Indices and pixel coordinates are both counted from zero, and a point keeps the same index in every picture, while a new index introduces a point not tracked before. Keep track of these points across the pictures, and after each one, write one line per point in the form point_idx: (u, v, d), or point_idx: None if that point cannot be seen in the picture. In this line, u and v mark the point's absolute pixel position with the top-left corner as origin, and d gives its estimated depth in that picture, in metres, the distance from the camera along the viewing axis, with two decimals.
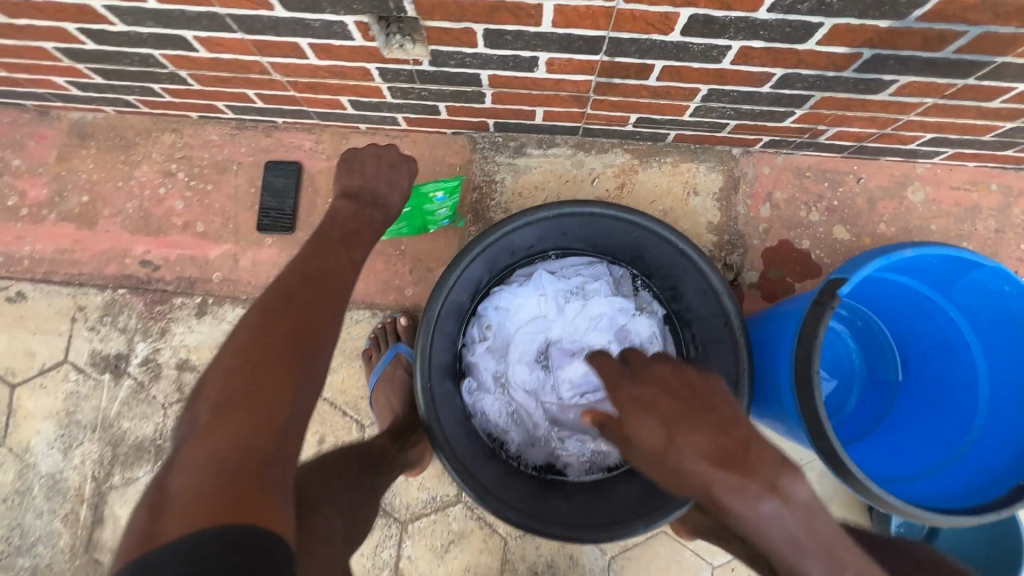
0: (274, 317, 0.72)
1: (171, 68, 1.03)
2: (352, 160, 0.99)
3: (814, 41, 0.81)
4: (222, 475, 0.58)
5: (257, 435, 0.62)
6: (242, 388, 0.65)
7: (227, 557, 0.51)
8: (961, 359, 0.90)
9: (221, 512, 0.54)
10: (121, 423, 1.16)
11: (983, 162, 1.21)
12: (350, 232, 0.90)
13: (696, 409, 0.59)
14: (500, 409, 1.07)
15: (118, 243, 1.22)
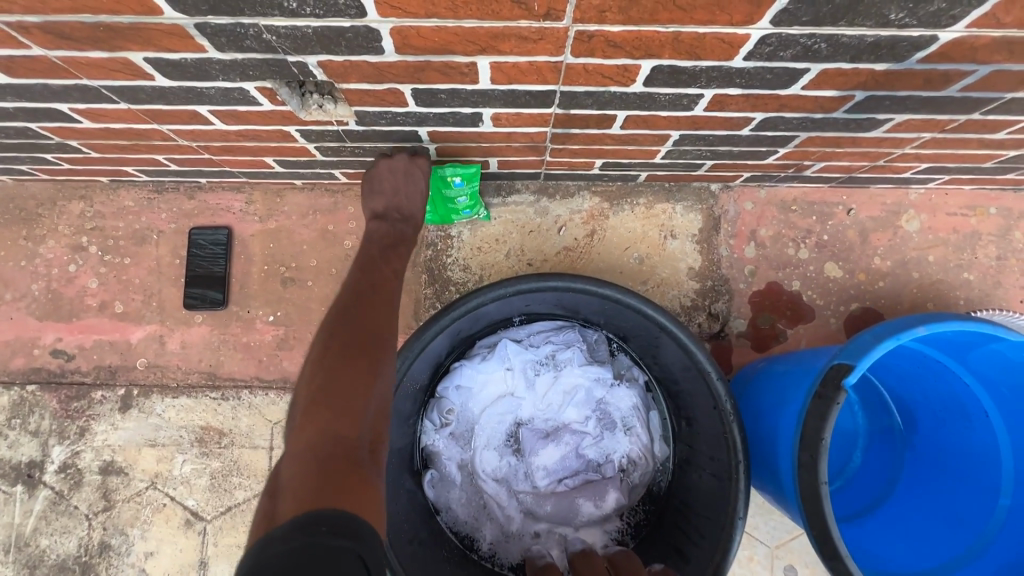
0: (345, 321, 0.77)
1: (57, 139, 0.88)
2: (371, 180, 0.92)
3: (798, 86, 0.69)
4: (322, 457, 0.61)
5: (346, 423, 0.65)
6: (325, 381, 0.69)
7: (338, 531, 0.52)
8: (979, 428, 0.80)
9: (327, 493, 0.57)
10: (38, 540, 1.01)
11: (981, 185, 1.11)
12: (387, 247, 0.90)
13: None
14: (469, 503, 0.94)
15: (24, 332, 1.07)
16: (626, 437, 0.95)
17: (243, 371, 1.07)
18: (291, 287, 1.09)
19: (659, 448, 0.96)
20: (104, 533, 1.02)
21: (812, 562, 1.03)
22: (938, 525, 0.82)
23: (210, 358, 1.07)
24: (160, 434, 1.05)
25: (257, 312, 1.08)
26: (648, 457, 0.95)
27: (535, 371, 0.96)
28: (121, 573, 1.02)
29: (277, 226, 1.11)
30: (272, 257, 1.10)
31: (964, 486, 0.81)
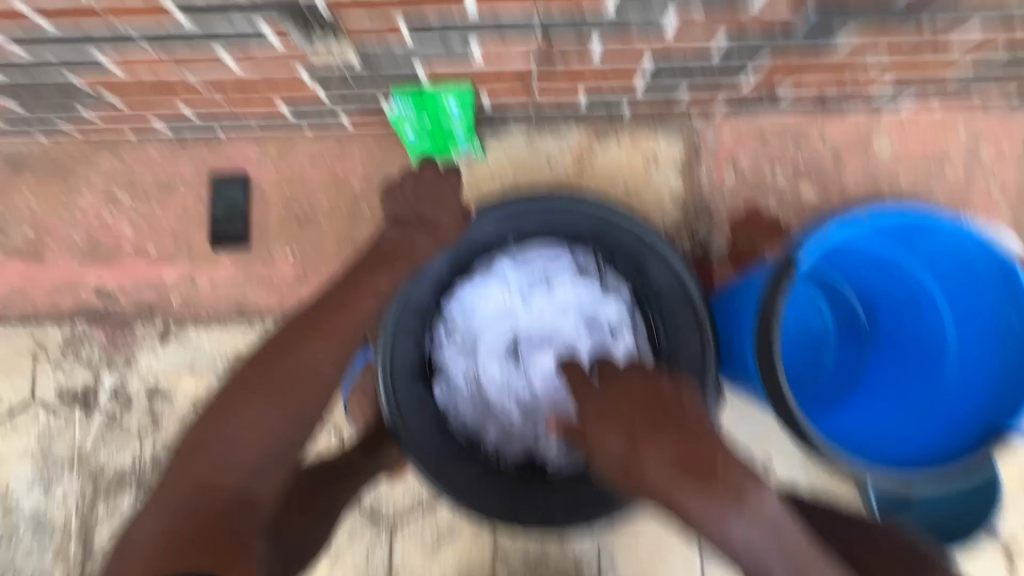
0: None
1: (91, 91, 0.97)
2: (393, 189, 0.96)
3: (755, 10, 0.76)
4: None
5: None
6: None
7: None
8: (927, 318, 0.91)
9: None
10: (98, 456, 1.15)
11: (950, 107, 1.17)
12: (388, 260, 0.90)
13: (662, 420, 0.66)
14: (476, 407, 1.06)
15: (69, 275, 1.19)
16: (615, 346, 1.05)
17: (268, 304, 1.18)
18: (306, 228, 1.19)
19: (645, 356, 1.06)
20: (155, 449, 1.15)
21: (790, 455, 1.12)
22: (892, 404, 0.93)
23: (237, 294, 1.18)
24: (197, 362, 1.17)
25: (277, 251, 1.19)
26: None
27: (531, 290, 1.06)
28: None
29: (291, 172, 1.20)
30: (287, 200, 1.20)
31: (915, 370, 0.92)
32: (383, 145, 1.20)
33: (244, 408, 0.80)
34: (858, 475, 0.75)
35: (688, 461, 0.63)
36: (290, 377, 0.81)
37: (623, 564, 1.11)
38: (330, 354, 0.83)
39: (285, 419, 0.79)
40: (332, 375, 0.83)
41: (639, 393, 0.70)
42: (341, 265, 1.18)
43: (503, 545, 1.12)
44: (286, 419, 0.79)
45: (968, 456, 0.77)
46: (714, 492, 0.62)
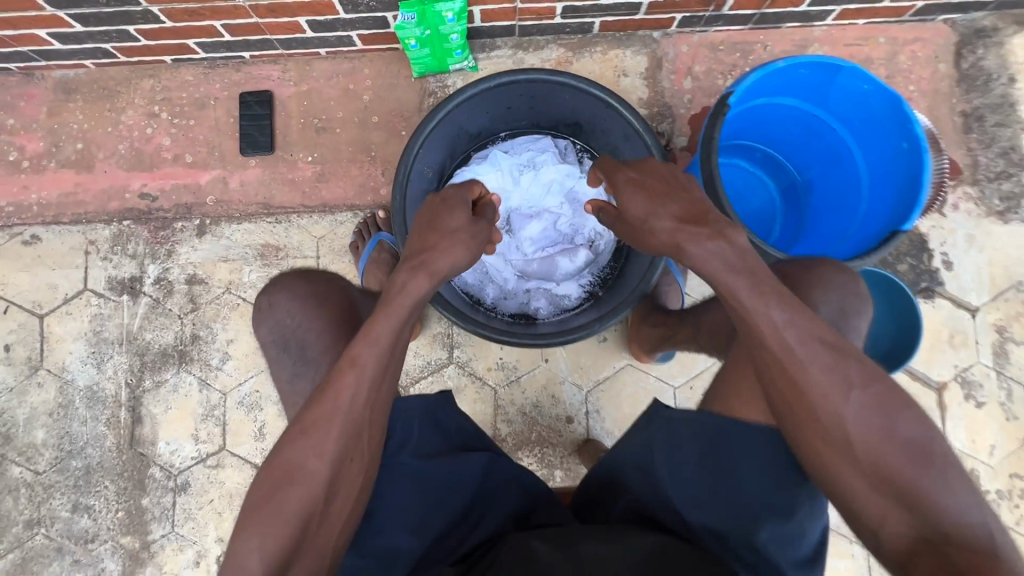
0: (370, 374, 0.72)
1: (144, 5, 1.16)
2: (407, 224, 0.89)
3: None
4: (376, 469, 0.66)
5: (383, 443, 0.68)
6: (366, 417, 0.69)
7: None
8: (847, 164, 1.09)
9: None
10: (144, 334, 1.31)
11: (870, 19, 1.38)
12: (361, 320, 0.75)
13: (675, 189, 0.84)
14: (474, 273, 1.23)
15: (116, 181, 1.35)
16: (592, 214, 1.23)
17: (292, 200, 1.35)
18: (323, 135, 1.37)
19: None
20: (194, 327, 1.31)
21: None
22: (823, 241, 1.11)
23: (264, 192, 1.35)
24: (230, 252, 1.34)
25: (299, 155, 1.37)
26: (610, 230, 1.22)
27: (519, 171, 1.24)
28: (209, 356, 1.31)
29: (309, 88, 1.39)
30: (306, 112, 1.38)
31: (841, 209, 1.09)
32: (389, 64, 1.39)
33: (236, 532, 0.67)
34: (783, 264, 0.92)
35: (688, 215, 0.79)
36: (277, 483, 0.69)
37: (607, 407, 1.30)
38: (313, 447, 0.70)
39: (277, 538, 0.66)
40: (322, 471, 0.69)
41: (662, 172, 0.88)
42: (355, 166, 1.36)
43: (503, 399, 1.30)
44: (278, 528, 0.66)
45: (876, 249, 0.93)
46: (701, 232, 0.76)
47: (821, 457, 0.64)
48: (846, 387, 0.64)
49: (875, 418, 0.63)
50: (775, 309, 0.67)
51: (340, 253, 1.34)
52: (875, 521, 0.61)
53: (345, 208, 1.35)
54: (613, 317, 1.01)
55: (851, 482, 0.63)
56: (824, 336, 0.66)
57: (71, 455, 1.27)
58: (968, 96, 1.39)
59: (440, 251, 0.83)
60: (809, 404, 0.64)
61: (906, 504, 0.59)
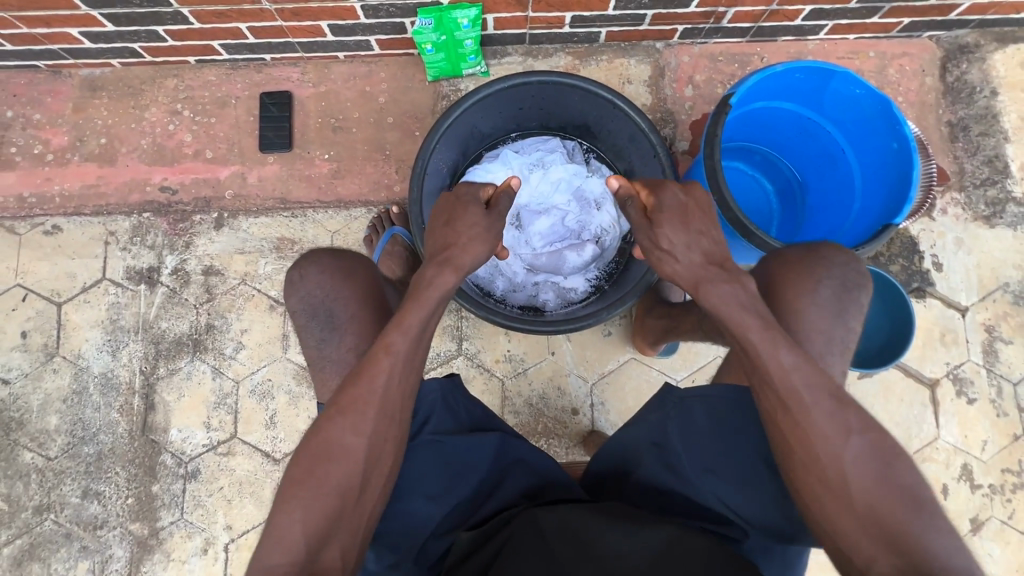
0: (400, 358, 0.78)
1: (175, 6, 1.22)
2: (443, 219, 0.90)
3: None
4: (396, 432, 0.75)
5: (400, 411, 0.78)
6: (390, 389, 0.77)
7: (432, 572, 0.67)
8: (842, 164, 1.15)
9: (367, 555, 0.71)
10: (160, 323, 1.33)
11: (860, 34, 1.47)
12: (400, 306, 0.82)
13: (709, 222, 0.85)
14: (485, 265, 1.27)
15: (137, 175, 1.40)
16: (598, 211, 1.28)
17: (308, 195, 1.40)
18: (339, 134, 1.43)
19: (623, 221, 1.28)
20: (210, 317, 1.34)
21: None
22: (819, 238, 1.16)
23: (281, 188, 1.40)
24: (246, 244, 1.38)
25: (316, 153, 1.42)
26: (614, 227, 1.28)
27: (528, 169, 1.29)
28: (223, 345, 1.33)
29: (327, 89, 1.44)
30: (324, 112, 1.43)
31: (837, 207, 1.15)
32: (404, 68, 1.45)
33: (278, 505, 0.71)
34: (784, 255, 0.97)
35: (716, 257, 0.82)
36: (316, 460, 0.73)
37: (611, 399, 1.33)
38: (350, 426, 0.75)
39: (320, 511, 0.70)
40: (361, 448, 0.74)
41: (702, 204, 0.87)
42: (370, 164, 1.41)
43: (510, 390, 1.33)
44: (321, 500, 0.71)
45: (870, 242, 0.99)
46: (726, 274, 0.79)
47: (820, 500, 0.69)
48: (845, 434, 0.70)
49: (873, 469, 0.69)
50: (785, 353, 0.73)
51: (354, 247, 1.38)
52: (864, 561, 0.65)
53: (359, 204, 1.39)
54: (620, 305, 1.06)
55: (845, 524, 0.67)
56: (826, 385, 0.73)
57: (83, 441, 1.29)
58: (953, 107, 1.47)
59: (467, 248, 0.87)
60: (812, 446, 0.70)
61: (899, 550, 0.64)
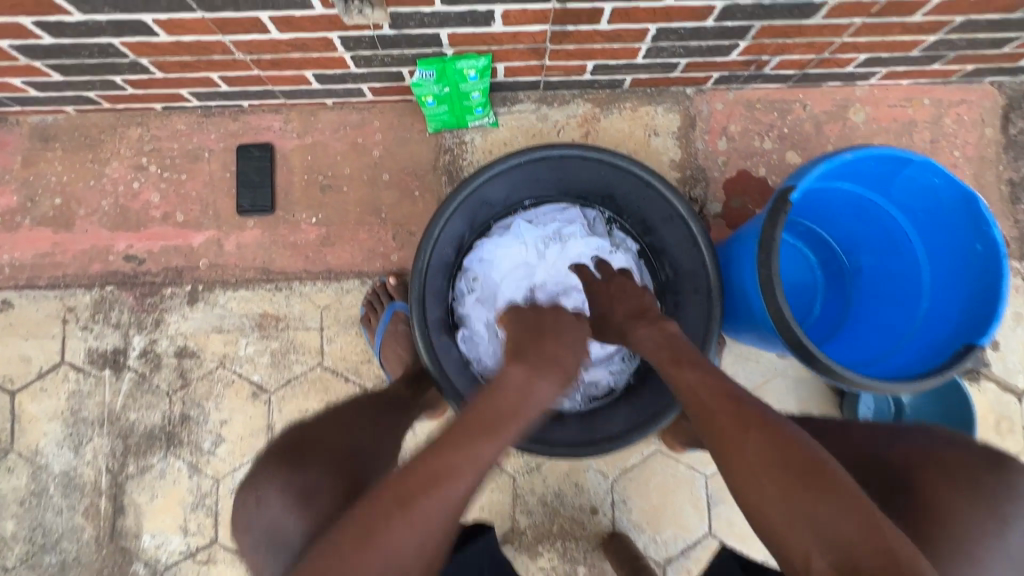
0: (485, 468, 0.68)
1: (132, 56, 1.03)
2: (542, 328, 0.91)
3: None
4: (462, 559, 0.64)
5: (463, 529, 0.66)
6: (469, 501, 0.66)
7: None
8: (906, 253, 1.00)
9: None
10: (128, 414, 1.19)
11: (915, 79, 1.30)
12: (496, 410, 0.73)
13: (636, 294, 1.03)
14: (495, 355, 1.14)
15: (98, 241, 1.23)
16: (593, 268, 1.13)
17: (293, 265, 1.24)
18: (329, 193, 1.26)
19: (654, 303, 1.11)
20: (184, 406, 1.20)
21: (783, 400, 1.23)
22: (876, 334, 1.03)
23: (263, 256, 1.24)
24: (225, 321, 1.22)
25: (301, 215, 1.25)
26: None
27: (544, 244, 1.14)
28: (201, 438, 1.19)
29: (313, 141, 1.27)
30: (310, 168, 1.26)
31: (897, 301, 1.01)
32: (401, 116, 1.27)
33: None
34: (849, 381, 0.84)
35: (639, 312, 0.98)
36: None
37: (634, 497, 1.20)
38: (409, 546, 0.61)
39: None
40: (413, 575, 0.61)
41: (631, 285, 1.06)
42: (363, 229, 1.25)
43: (522, 488, 1.20)
44: None
45: (946, 364, 0.85)
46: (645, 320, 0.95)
47: (744, 499, 0.67)
48: (745, 427, 0.69)
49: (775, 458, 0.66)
50: (690, 372, 0.80)
51: (347, 324, 1.23)
52: (800, 558, 0.60)
53: (352, 276, 1.24)
54: (654, 425, 0.93)
55: (773, 521, 0.63)
56: (725, 391, 0.75)
57: (45, 550, 1.15)
58: (1015, 163, 1.31)
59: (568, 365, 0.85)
60: (726, 449, 0.69)
61: (811, 529, 0.60)
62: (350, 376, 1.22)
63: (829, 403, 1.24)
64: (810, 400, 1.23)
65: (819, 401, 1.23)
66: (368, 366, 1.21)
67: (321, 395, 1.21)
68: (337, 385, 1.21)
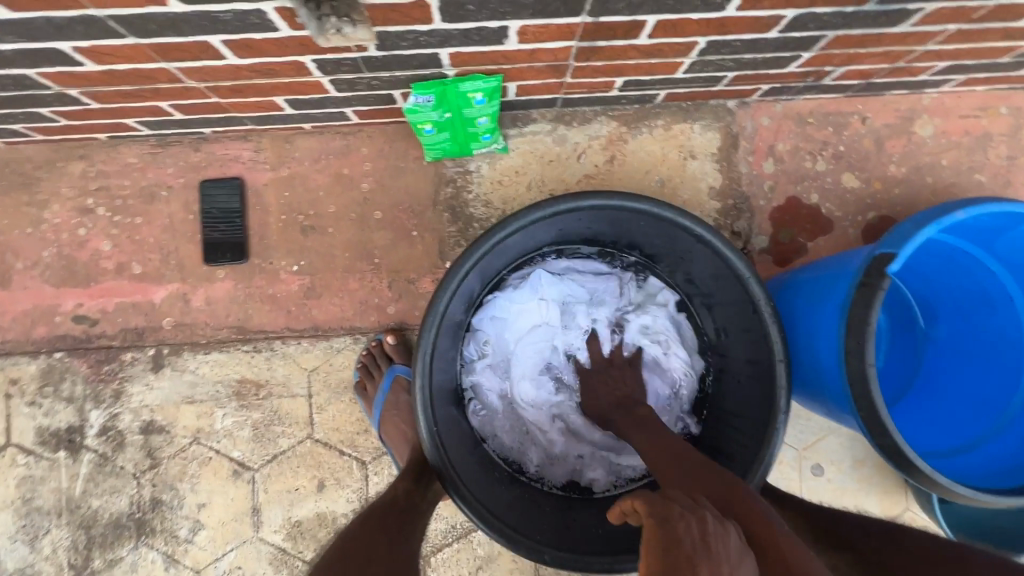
0: None
1: (57, 88, 0.83)
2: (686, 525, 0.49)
3: (734, 8, 0.73)
4: None
5: None
6: None
7: None
8: (1000, 315, 0.84)
9: None
10: (89, 502, 1.03)
11: (994, 85, 1.10)
12: None
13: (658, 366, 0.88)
14: (511, 428, 0.97)
15: (42, 300, 1.05)
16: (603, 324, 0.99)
17: (273, 322, 1.06)
18: (311, 236, 1.07)
19: (696, 360, 0.97)
20: (155, 490, 1.04)
21: (837, 459, 1.06)
22: (963, 408, 0.87)
23: (238, 312, 1.06)
24: (197, 390, 1.05)
25: (280, 263, 1.07)
26: (688, 372, 0.97)
27: (566, 298, 0.98)
28: (176, 526, 1.04)
29: (290, 173, 1.07)
30: (288, 206, 1.07)
31: (987, 370, 0.86)
32: (393, 141, 1.08)
33: None
34: (957, 496, 0.68)
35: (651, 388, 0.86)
36: None
37: None
38: None
39: None
40: None
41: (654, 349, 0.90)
42: (353, 277, 1.07)
43: (545, 569, 1.06)
44: None
45: None
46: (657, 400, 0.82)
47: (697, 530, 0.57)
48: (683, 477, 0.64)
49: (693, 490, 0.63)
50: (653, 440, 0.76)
51: (338, 390, 1.06)
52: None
53: (342, 333, 1.07)
54: None
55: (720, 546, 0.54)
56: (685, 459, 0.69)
57: None
58: None
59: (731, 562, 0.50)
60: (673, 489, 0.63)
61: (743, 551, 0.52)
62: (345, 449, 1.06)
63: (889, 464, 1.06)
64: (866, 459, 1.06)
65: (878, 463, 1.06)
66: (366, 438, 1.05)
67: (312, 472, 1.05)
68: (330, 459, 1.05)
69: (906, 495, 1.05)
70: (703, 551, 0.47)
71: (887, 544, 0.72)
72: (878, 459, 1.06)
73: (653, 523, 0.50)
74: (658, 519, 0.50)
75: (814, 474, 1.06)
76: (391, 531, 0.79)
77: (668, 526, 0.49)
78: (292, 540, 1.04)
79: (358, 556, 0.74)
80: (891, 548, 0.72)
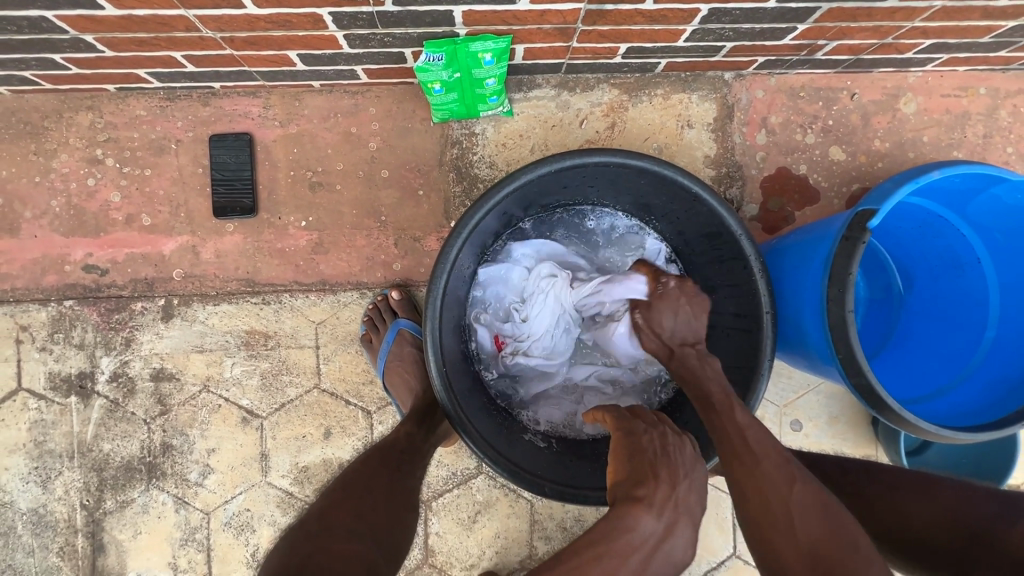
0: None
1: (73, 33, 0.84)
2: (633, 447, 0.64)
3: None
4: None
5: None
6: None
7: None
8: (969, 276, 0.91)
9: None
10: (101, 445, 1.06)
11: (974, 66, 1.16)
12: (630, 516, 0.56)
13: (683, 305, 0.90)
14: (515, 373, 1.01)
15: (51, 248, 1.07)
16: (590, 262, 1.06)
17: (281, 275, 1.09)
18: (319, 192, 1.10)
19: None
20: (165, 435, 1.07)
21: (815, 416, 1.14)
22: (932, 361, 0.94)
23: (247, 265, 1.09)
24: (206, 340, 1.08)
25: (289, 218, 1.10)
26: None
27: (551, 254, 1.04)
28: (187, 469, 1.08)
29: (299, 130, 1.10)
30: (297, 163, 1.10)
31: (956, 327, 0.92)
32: (400, 102, 1.10)
33: None
34: (921, 432, 0.75)
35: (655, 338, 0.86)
36: None
37: None
38: None
39: None
40: None
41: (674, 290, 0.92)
42: (360, 234, 1.10)
43: (541, 514, 1.13)
44: None
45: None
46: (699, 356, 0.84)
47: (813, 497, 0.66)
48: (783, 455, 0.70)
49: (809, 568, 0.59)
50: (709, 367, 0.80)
51: (346, 342, 1.10)
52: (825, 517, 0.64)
53: (349, 288, 1.10)
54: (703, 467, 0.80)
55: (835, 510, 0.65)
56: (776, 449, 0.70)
57: None
58: None
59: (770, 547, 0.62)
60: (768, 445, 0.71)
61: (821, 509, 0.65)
62: (351, 399, 1.10)
63: (862, 419, 1.14)
64: (842, 415, 1.13)
65: (851, 419, 1.13)
66: (371, 388, 1.10)
67: (319, 420, 1.09)
68: (337, 409, 1.09)
69: (877, 447, 1.13)
70: (662, 456, 0.62)
71: (863, 476, 0.79)
72: (852, 417, 1.14)
73: (621, 437, 0.66)
74: (624, 433, 0.67)
75: (793, 429, 1.13)
76: (393, 468, 0.84)
77: (632, 438, 0.65)
78: (299, 484, 1.09)
79: (360, 483, 0.80)
80: (868, 480, 0.78)
